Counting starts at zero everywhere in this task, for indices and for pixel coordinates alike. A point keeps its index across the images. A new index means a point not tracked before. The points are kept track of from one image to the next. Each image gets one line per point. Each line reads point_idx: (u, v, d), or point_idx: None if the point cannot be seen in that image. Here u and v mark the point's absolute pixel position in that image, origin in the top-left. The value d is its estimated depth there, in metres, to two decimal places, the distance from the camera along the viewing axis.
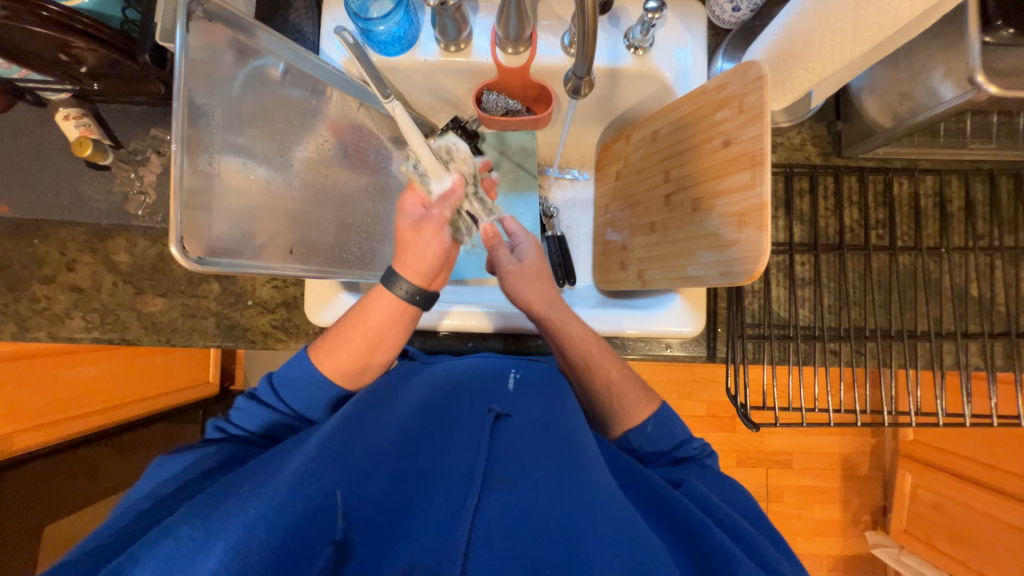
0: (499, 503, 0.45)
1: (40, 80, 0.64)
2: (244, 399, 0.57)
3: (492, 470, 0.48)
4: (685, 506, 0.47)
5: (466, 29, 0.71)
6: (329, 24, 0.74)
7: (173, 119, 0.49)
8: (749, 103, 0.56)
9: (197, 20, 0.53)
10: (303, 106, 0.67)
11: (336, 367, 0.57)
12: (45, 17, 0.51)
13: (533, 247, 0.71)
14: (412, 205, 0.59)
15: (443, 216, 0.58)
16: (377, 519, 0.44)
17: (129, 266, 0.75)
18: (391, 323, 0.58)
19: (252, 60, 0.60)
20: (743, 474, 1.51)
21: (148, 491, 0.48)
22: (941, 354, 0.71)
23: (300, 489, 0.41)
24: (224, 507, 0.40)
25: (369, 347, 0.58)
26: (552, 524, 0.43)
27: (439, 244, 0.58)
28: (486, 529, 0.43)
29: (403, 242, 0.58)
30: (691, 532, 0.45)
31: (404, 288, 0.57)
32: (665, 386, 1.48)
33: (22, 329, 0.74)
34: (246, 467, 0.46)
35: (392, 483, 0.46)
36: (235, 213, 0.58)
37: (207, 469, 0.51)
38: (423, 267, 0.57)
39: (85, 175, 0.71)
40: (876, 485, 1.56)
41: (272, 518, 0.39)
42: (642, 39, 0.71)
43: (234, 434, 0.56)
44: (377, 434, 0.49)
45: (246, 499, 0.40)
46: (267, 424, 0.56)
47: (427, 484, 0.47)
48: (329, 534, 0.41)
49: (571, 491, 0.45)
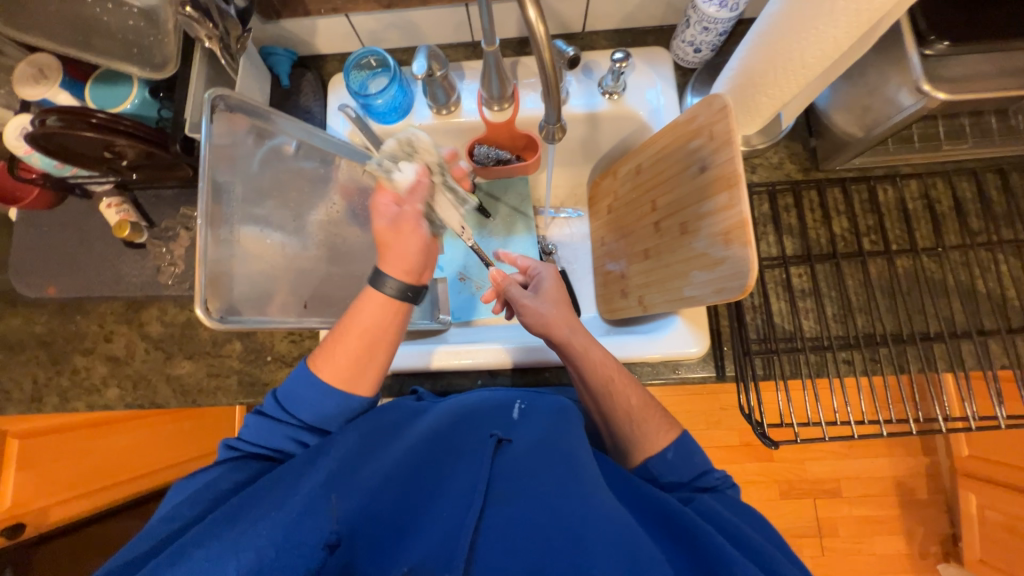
0: (500, 519, 0.47)
1: (88, 175, 0.73)
2: (253, 415, 0.57)
3: (494, 488, 0.50)
4: (690, 519, 0.47)
5: (454, 94, 0.79)
6: (334, 101, 0.83)
7: (198, 198, 0.56)
8: (719, 131, 0.60)
9: (220, 113, 0.60)
10: (316, 174, 0.75)
11: (340, 375, 0.57)
12: (94, 122, 0.61)
13: (553, 277, 0.72)
14: (387, 203, 0.62)
15: (416, 211, 0.62)
16: (376, 528, 0.46)
17: (160, 333, 0.80)
18: (386, 324, 0.59)
19: (269, 140, 0.68)
20: (788, 506, 1.42)
21: (165, 514, 0.49)
22: (961, 355, 0.69)
23: (307, 512, 0.44)
24: (238, 529, 0.42)
25: (366, 348, 0.58)
26: (549, 532, 0.45)
27: (419, 240, 0.61)
28: (485, 541, 0.45)
29: (388, 243, 0.60)
30: (695, 542, 0.46)
31: (392, 286, 0.58)
32: (692, 417, 1.43)
33: (62, 400, 0.79)
34: (258, 485, 0.48)
35: (395, 497, 0.48)
36: (253, 276, 0.64)
37: (224, 493, 0.51)
38: (407, 264, 0.60)
39: (124, 254, 0.80)
40: (939, 510, 1.43)
41: (278, 540, 0.41)
42: (614, 84, 0.77)
43: (250, 450, 0.56)
44: (382, 457, 0.52)
45: (259, 521, 0.43)
46: (276, 438, 0.56)
47: (428, 501, 0.49)
48: (324, 538, 0.43)
49: (572, 504, 0.47)
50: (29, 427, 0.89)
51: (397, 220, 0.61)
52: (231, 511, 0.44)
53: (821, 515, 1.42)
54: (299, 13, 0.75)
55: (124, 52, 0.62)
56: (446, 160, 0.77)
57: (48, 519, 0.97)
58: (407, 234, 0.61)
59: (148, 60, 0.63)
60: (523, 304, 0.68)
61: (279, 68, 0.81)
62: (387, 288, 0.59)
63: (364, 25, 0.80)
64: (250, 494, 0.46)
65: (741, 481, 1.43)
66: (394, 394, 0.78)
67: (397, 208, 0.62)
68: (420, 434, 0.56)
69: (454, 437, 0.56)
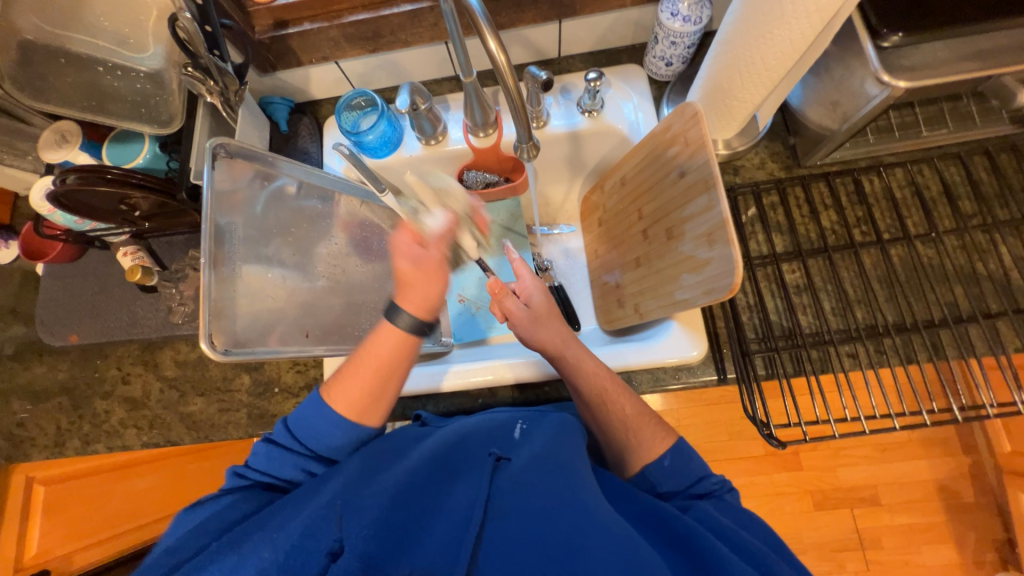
0: (503, 536, 0.47)
1: (104, 228, 0.79)
2: (262, 443, 0.59)
3: (493, 505, 0.50)
4: (689, 526, 0.47)
5: (440, 124, 0.83)
6: (329, 140, 0.87)
7: (200, 240, 0.60)
8: (692, 137, 0.61)
9: (221, 159, 0.65)
10: (318, 212, 0.79)
11: (353, 406, 0.59)
12: (109, 177, 0.66)
13: (540, 290, 0.71)
14: (408, 245, 0.65)
15: (439, 255, 0.65)
16: (383, 547, 0.46)
17: (174, 372, 0.84)
18: (400, 355, 0.61)
19: (272, 182, 0.72)
20: (824, 518, 1.35)
21: (165, 547, 0.49)
22: (970, 340, 0.67)
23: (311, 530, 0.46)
24: (243, 548, 0.45)
25: (381, 378, 0.59)
26: (545, 535, 0.46)
27: (443, 286, 0.64)
28: (487, 557, 0.46)
29: (409, 283, 0.63)
30: (694, 548, 0.46)
31: (406, 321, 0.60)
32: (712, 428, 1.38)
33: (84, 444, 0.82)
34: (270, 509, 0.52)
35: (402, 515, 0.49)
36: (258, 312, 0.67)
37: (229, 522, 0.52)
38: (429, 305, 0.62)
39: (139, 298, 0.84)
40: (988, 513, 1.33)
41: (279, 558, 0.44)
42: (592, 103, 0.80)
43: (257, 478, 0.57)
44: (383, 476, 0.53)
45: (263, 542, 0.45)
46: (286, 467, 0.58)
47: (430, 520, 0.49)
48: (327, 545, 0.45)
49: (572, 517, 0.47)
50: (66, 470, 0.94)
51: (420, 261, 0.63)
52: (236, 536, 0.47)
53: (860, 526, 1.35)
54: (293, 64, 0.81)
55: (134, 112, 0.68)
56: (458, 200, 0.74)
57: (72, 565, 0.98)
58: (427, 275, 0.63)
59: (156, 118, 0.68)
60: (515, 323, 0.69)
61: (277, 115, 0.87)
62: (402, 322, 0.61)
63: (353, 70, 0.86)
64: (252, 522, 0.50)
65: (770, 493, 1.37)
66: (397, 418, 0.79)
67: (419, 253, 0.64)
68: (421, 455, 0.57)
69: (455, 459, 0.57)
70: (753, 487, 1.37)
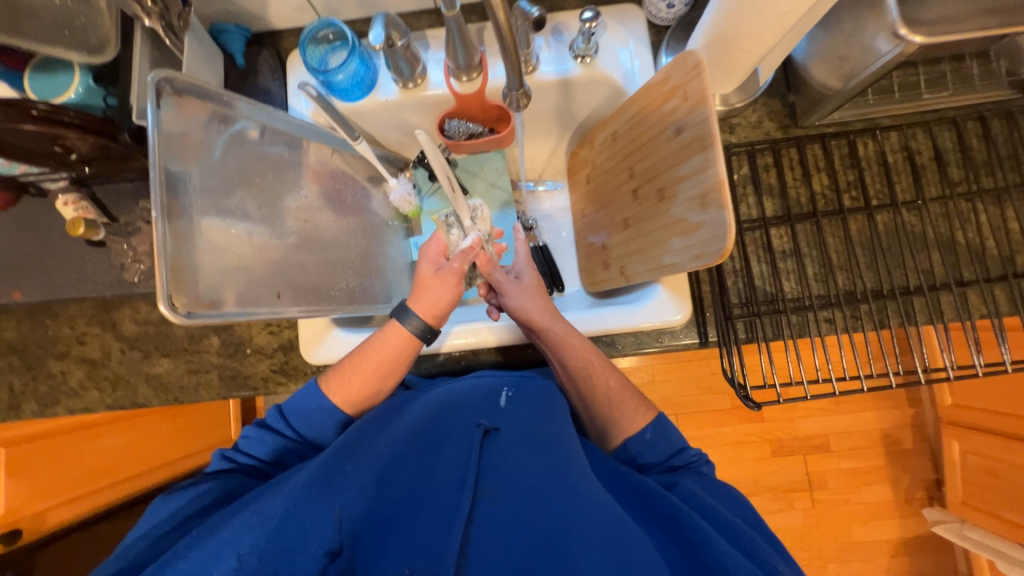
0: (491, 514, 0.49)
1: (37, 172, 0.69)
2: (253, 427, 0.61)
3: (480, 483, 0.51)
4: (674, 505, 0.49)
5: (419, 65, 0.76)
6: (294, 80, 0.80)
7: (150, 189, 0.50)
8: (692, 91, 0.57)
9: (167, 97, 0.55)
10: (283, 159, 0.71)
11: (349, 399, 0.61)
12: (35, 114, 0.57)
13: (531, 270, 0.74)
14: (433, 251, 0.69)
15: (460, 268, 0.66)
16: (372, 525, 0.48)
17: (134, 332, 0.78)
18: (402, 356, 0.63)
19: (232, 125, 0.63)
20: (780, 464, 1.45)
21: (142, 533, 0.51)
22: (942, 308, 0.69)
23: (295, 513, 0.45)
24: (218, 539, 0.44)
25: (380, 377, 0.62)
26: (535, 522, 0.48)
27: (455, 293, 0.66)
28: (476, 537, 0.47)
29: (424, 285, 0.65)
30: (680, 528, 0.47)
31: (415, 324, 0.63)
32: (683, 383, 1.44)
33: (42, 406, 0.78)
34: (249, 494, 0.52)
35: (391, 493, 0.51)
36: (223, 269, 0.59)
37: (204, 507, 0.53)
38: (433, 308, 0.65)
39: (87, 253, 0.77)
40: (923, 457, 1.47)
41: (262, 545, 0.43)
42: (585, 47, 0.74)
43: (243, 462, 0.59)
44: (368, 452, 0.53)
45: (243, 528, 0.44)
46: (274, 451, 0.60)
47: (413, 495, 0.51)
48: (326, 546, 0.45)
49: (559, 494, 0.49)
50: (29, 430, 0.89)
51: (441, 270, 0.66)
52: (215, 521, 0.47)
53: (811, 470, 1.46)
54: None
55: (53, 33, 0.57)
56: (483, 220, 0.82)
57: (45, 521, 0.94)
58: (444, 283, 0.65)
59: (83, 42, 0.59)
60: (506, 292, 0.69)
61: (231, 46, 0.77)
62: (410, 323, 0.63)
63: None
64: (233, 507, 0.50)
65: (733, 443, 1.46)
66: None
67: (441, 263, 0.67)
68: (405, 427, 0.58)
69: (438, 430, 0.58)
70: (717, 437, 1.45)
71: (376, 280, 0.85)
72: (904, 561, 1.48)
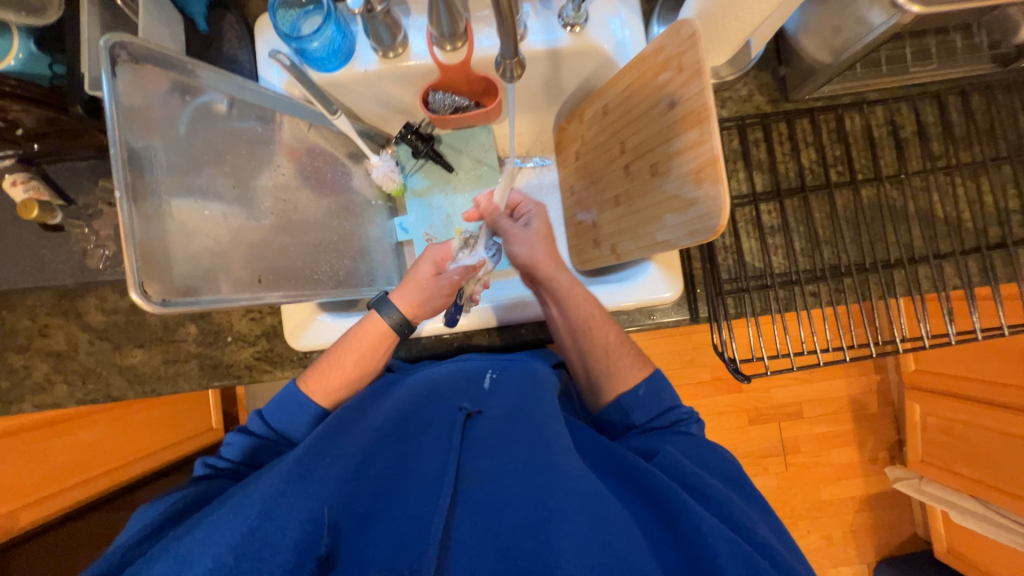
0: (475, 497, 0.48)
1: None
2: (236, 434, 0.61)
3: (464, 468, 0.51)
4: (654, 477, 0.50)
5: (400, 33, 0.71)
6: (264, 48, 0.74)
7: (111, 167, 0.45)
8: (687, 61, 0.56)
9: (124, 64, 0.49)
10: (256, 135, 0.66)
11: (331, 396, 0.63)
12: None
13: (541, 215, 0.75)
14: (436, 257, 0.69)
15: (451, 281, 0.67)
16: (353, 518, 0.47)
17: (103, 322, 0.74)
18: (380, 349, 0.65)
19: (195, 98, 0.58)
20: (757, 431, 1.52)
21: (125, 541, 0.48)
22: (918, 279, 0.71)
23: (272, 508, 0.44)
24: (197, 540, 0.42)
25: (359, 371, 0.64)
26: (519, 506, 0.47)
27: (443, 300, 0.68)
28: (459, 522, 0.47)
29: (417, 284, 0.66)
30: (659, 498, 0.49)
31: (395, 317, 0.64)
32: (665, 358, 1.48)
33: (4, 403, 0.73)
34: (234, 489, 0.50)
35: (374, 485, 0.50)
36: (197, 253, 0.54)
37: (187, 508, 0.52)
38: (415, 305, 0.66)
39: (43, 239, 0.71)
40: (886, 420, 1.56)
41: (238, 544, 0.42)
42: (575, 15, 0.71)
43: (222, 468, 0.58)
44: (347, 442, 0.52)
45: (218, 527, 0.43)
46: (259, 456, 0.60)
47: (396, 482, 0.50)
48: (312, 550, 0.44)
49: (541, 473, 0.49)
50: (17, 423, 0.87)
51: (438, 278, 0.67)
52: (192, 522, 0.46)
53: (785, 436, 1.53)
54: None
55: None
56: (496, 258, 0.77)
57: (18, 523, 0.89)
58: (436, 289, 0.67)
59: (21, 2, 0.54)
60: (512, 237, 0.72)
61: (191, 9, 0.69)
62: (388, 316, 0.64)
63: None
64: (215, 503, 0.48)
65: (713, 413, 1.51)
66: None
67: (438, 272, 0.67)
68: (387, 415, 0.58)
69: (420, 415, 0.58)
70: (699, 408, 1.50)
71: (361, 262, 0.82)
72: (867, 515, 1.59)
